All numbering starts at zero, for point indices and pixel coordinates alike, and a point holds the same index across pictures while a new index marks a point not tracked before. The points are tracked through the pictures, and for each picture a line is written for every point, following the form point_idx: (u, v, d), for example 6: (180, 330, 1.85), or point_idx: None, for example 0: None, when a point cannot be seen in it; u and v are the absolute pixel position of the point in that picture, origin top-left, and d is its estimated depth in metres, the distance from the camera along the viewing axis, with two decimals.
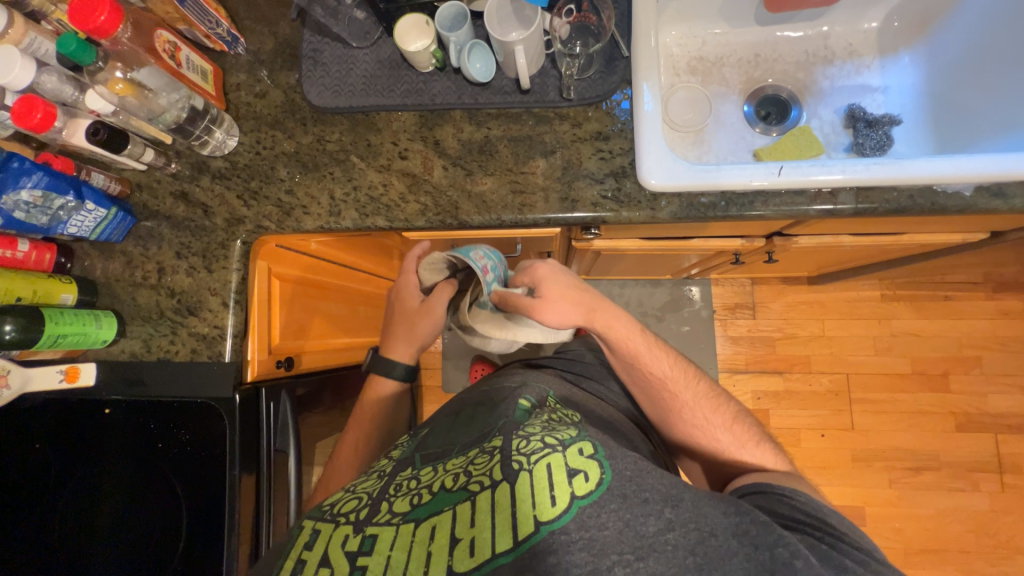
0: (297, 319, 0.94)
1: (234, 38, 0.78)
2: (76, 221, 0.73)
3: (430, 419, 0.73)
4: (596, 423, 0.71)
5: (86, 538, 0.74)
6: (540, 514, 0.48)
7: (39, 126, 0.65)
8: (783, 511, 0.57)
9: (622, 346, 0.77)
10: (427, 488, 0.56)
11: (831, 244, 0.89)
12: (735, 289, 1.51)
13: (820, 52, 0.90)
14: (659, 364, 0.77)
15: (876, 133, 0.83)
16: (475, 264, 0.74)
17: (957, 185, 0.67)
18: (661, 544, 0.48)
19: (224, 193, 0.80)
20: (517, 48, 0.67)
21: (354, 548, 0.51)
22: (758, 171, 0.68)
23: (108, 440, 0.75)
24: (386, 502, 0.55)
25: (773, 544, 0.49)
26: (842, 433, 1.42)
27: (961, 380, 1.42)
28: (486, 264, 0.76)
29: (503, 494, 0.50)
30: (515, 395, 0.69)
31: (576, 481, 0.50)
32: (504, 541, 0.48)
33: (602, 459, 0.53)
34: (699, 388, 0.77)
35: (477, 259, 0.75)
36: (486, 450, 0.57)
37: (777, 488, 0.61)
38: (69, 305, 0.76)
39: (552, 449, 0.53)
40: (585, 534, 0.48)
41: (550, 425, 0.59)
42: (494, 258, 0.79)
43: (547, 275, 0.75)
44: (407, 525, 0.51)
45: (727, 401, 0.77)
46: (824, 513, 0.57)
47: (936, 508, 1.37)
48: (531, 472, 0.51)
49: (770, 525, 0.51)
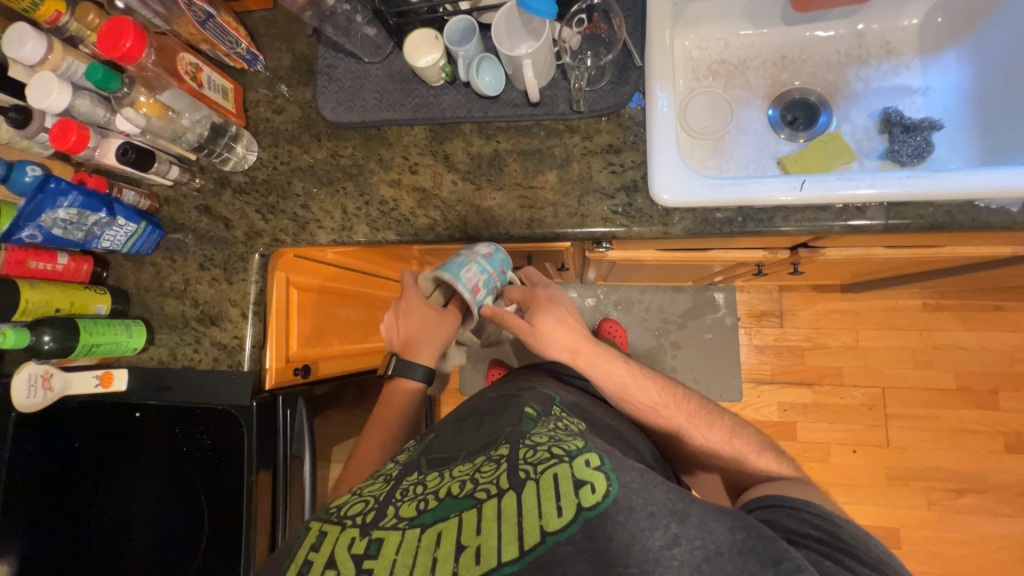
0: (314, 327, 0.97)
1: (253, 56, 0.81)
2: (109, 236, 0.77)
3: (437, 424, 0.74)
4: (600, 432, 0.69)
5: (117, 535, 0.79)
6: (546, 524, 0.47)
7: (75, 147, 0.70)
8: (789, 525, 0.54)
9: (608, 381, 0.76)
10: (433, 493, 0.55)
11: (862, 255, 0.84)
12: (762, 295, 1.45)
13: (854, 52, 0.84)
14: (645, 393, 0.76)
15: (914, 138, 0.77)
16: (463, 289, 0.73)
17: (1002, 200, 0.62)
18: (666, 560, 0.45)
19: (244, 207, 0.82)
20: (526, 62, 0.66)
21: (360, 550, 0.50)
22: (778, 185, 0.64)
23: (139, 443, 0.80)
24: (393, 506, 0.55)
25: (778, 558, 0.46)
26: (876, 450, 1.34)
27: (1012, 397, 1.32)
28: (477, 284, 0.74)
29: (509, 503, 0.50)
30: (520, 402, 0.68)
31: (582, 492, 0.49)
32: (509, 550, 0.46)
33: (609, 472, 0.51)
34: (689, 406, 0.75)
35: (467, 280, 0.73)
36: (493, 458, 0.57)
37: (784, 501, 0.58)
38: (103, 315, 0.81)
39: (559, 459, 0.52)
40: (593, 545, 0.46)
41: (556, 435, 0.58)
42: (489, 268, 0.75)
43: (545, 303, 0.77)
44: (413, 531, 0.51)
45: (721, 415, 0.74)
46: (838, 527, 0.53)
47: (980, 533, 1.28)
48: (537, 481, 0.51)
49: (776, 539, 0.48)
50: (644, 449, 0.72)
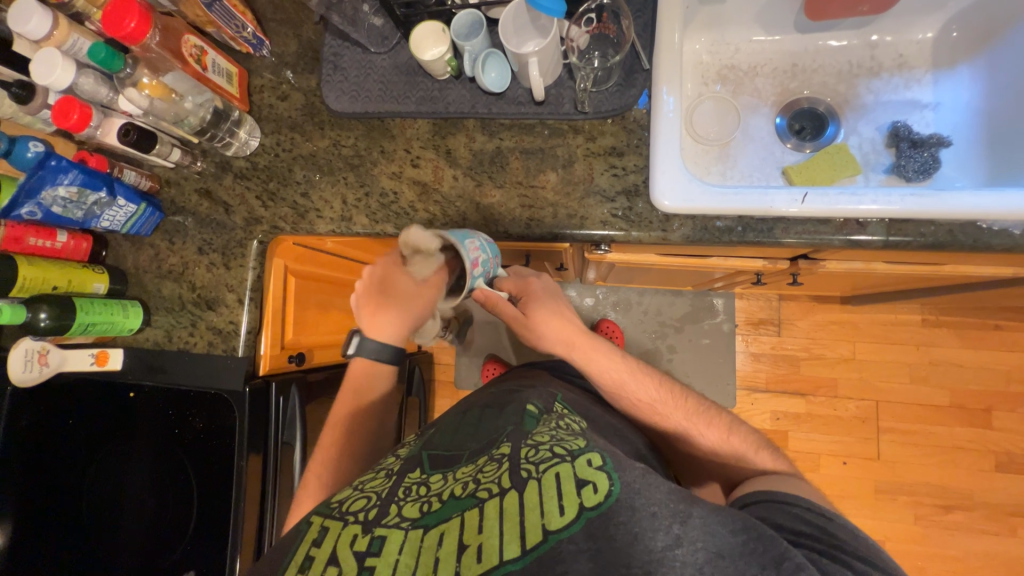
0: (310, 314, 0.98)
1: (259, 41, 0.80)
2: (109, 216, 0.76)
3: (437, 421, 0.72)
4: (601, 430, 0.68)
5: (109, 513, 0.81)
6: (547, 522, 0.45)
7: (76, 125, 0.70)
8: (783, 522, 0.54)
9: (605, 377, 0.76)
10: (436, 495, 0.52)
11: (862, 269, 0.84)
12: (761, 303, 1.44)
13: (865, 63, 0.83)
14: (644, 389, 0.75)
15: (921, 154, 0.76)
16: (466, 258, 0.63)
17: (1004, 222, 0.62)
18: (669, 561, 0.43)
19: (244, 193, 0.82)
20: (532, 60, 0.66)
21: (363, 548, 0.48)
22: (781, 196, 0.63)
23: (135, 421, 0.82)
24: (396, 505, 0.52)
25: (779, 559, 0.44)
26: (867, 463, 1.35)
27: (1005, 417, 1.32)
28: (478, 257, 0.66)
29: (511, 502, 0.48)
30: (523, 400, 0.67)
31: (585, 491, 0.47)
32: (511, 548, 0.44)
33: (611, 471, 0.49)
34: (687, 404, 0.73)
35: (471, 250, 0.64)
36: (494, 458, 0.55)
37: (775, 494, 0.58)
38: (100, 295, 0.81)
39: (560, 459, 0.51)
40: (593, 546, 0.44)
41: (558, 434, 0.56)
42: (489, 251, 0.69)
43: (538, 290, 0.78)
44: (416, 531, 0.48)
45: (718, 411, 0.73)
46: (830, 522, 0.52)
47: (965, 549, 1.29)
48: (539, 480, 0.49)
49: (777, 539, 0.46)
50: (639, 442, 0.72)
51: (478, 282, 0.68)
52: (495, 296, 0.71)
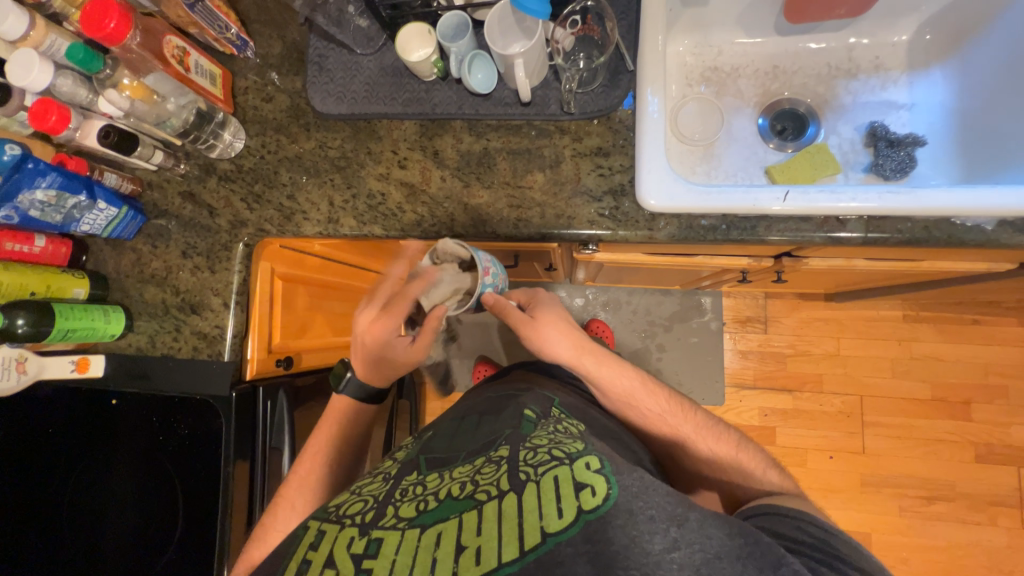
0: (298, 320, 0.98)
1: (243, 42, 0.79)
2: (89, 219, 0.75)
3: (434, 422, 0.72)
4: (600, 434, 0.68)
5: (91, 523, 0.79)
6: (546, 525, 0.45)
7: (55, 126, 0.69)
8: (784, 531, 0.54)
9: (614, 386, 0.76)
10: (433, 494, 0.52)
11: (843, 266, 0.86)
12: (747, 301, 1.46)
13: (843, 65, 0.85)
14: (653, 401, 0.75)
15: (897, 154, 0.78)
16: (478, 261, 0.72)
17: (977, 218, 0.64)
18: (666, 564, 0.43)
19: (229, 195, 0.81)
20: (517, 61, 0.66)
21: (359, 550, 0.47)
22: (764, 194, 0.64)
23: (119, 428, 0.80)
24: (393, 506, 0.52)
25: (775, 562, 0.45)
26: (853, 457, 1.37)
27: (984, 409, 1.36)
28: (489, 267, 0.75)
29: (510, 504, 0.48)
30: (520, 404, 0.67)
31: (582, 495, 0.47)
32: (509, 550, 0.44)
33: (609, 475, 0.49)
34: (697, 417, 0.73)
35: (483, 258, 0.74)
36: (492, 460, 0.55)
37: (774, 507, 0.58)
38: (80, 300, 0.79)
39: (559, 462, 0.51)
40: (591, 548, 0.44)
41: (556, 437, 0.56)
42: (497, 268, 0.78)
43: (546, 302, 0.82)
44: (413, 531, 0.48)
45: (730, 429, 0.73)
46: (834, 536, 0.52)
47: (948, 539, 1.32)
48: (537, 483, 0.49)
49: (773, 545, 0.46)
50: (638, 448, 0.73)
51: (487, 290, 0.75)
52: (504, 302, 0.76)
